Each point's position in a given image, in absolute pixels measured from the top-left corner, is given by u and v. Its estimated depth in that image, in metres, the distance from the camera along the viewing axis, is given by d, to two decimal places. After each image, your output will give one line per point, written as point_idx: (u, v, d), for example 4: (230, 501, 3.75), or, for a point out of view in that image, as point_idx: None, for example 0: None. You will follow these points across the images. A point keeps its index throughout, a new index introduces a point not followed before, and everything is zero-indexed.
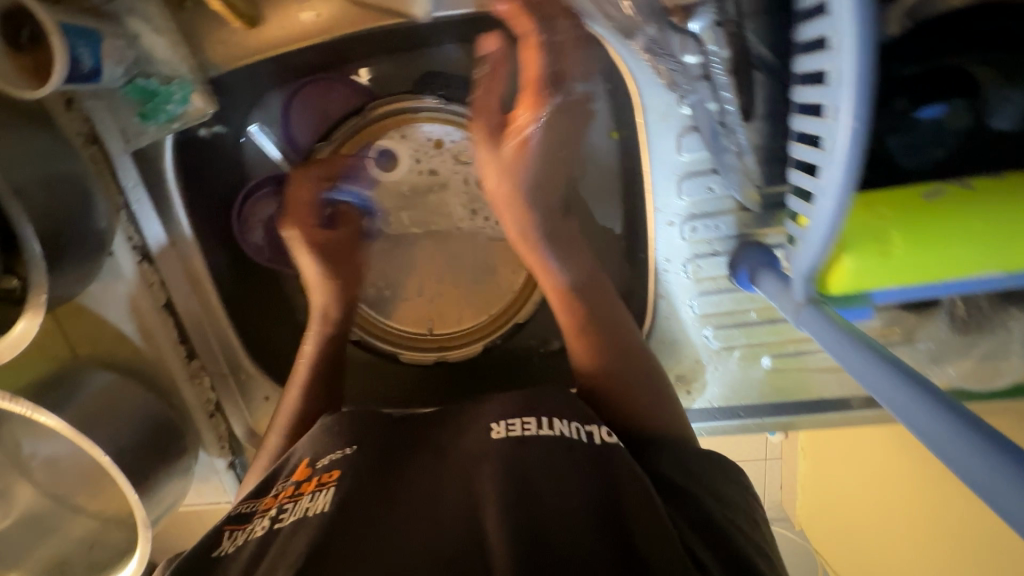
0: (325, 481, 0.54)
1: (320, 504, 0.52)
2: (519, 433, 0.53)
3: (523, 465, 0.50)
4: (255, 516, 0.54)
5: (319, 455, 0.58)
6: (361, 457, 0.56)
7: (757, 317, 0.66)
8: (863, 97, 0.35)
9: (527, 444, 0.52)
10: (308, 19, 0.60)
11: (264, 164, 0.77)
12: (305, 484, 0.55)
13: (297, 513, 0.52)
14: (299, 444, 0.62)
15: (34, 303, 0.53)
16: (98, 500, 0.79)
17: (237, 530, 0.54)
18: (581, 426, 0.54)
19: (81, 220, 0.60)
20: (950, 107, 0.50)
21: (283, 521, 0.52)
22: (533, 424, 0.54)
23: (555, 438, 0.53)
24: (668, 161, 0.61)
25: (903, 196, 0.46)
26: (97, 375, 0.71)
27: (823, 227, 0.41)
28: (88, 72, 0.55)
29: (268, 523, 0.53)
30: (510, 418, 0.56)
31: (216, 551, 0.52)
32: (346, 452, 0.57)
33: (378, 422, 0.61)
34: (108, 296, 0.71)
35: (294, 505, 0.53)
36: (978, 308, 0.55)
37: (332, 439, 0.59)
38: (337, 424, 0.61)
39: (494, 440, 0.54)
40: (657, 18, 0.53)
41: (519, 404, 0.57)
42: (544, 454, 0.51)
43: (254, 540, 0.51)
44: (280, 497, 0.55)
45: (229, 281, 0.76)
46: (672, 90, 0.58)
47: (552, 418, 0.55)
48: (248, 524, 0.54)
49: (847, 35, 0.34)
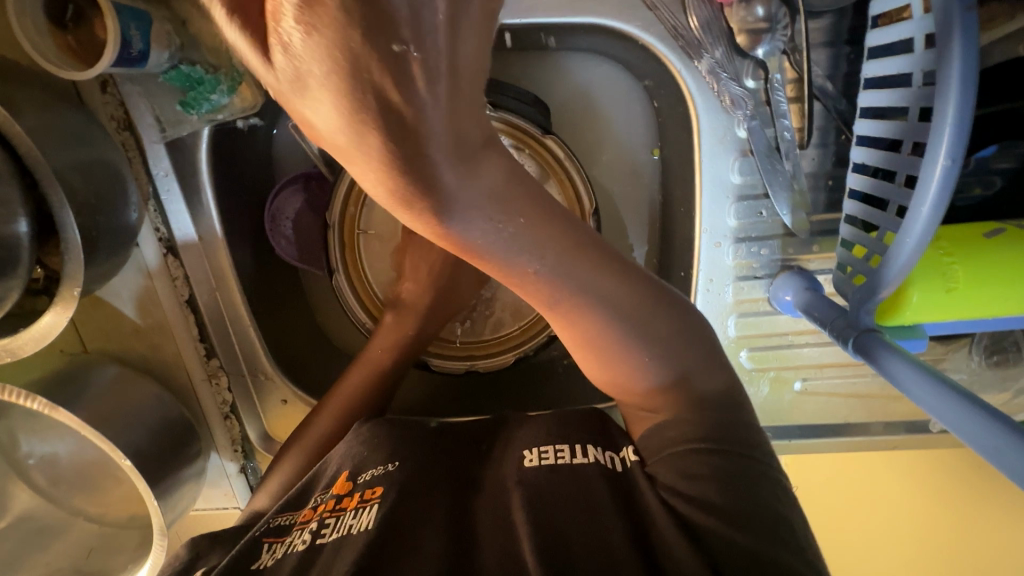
0: (367, 497, 0.52)
1: (366, 520, 0.50)
2: (552, 462, 0.52)
3: (562, 491, 0.49)
4: (294, 528, 0.52)
5: (360, 469, 0.56)
6: (404, 472, 0.54)
7: (792, 341, 0.67)
8: (963, 132, 0.37)
9: (559, 471, 0.51)
10: None
11: (296, 160, 0.76)
12: (346, 499, 0.53)
13: (341, 529, 0.50)
14: (334, 456, 0.60)
15: (66, 296, 0.51)
16: (101, 501, 0.75)
17: (275, 543, 0.51)
18: (615, 454, 0.53)
19: (113, 211, 0.56)
20: (1002, 147, 0.52)
21: (326, 536, 0.50)
22: (567, 452, 0.53)
23: (588, 465, 0.52)
24: (721, 182, 0.61)
25: (966, 235, 0.48)
26: (111, 371, 0.67)
27: (901, 254, 0.42)
28: (137, 56, 0.53)
29: (308, 537, 0.51)
30: (542, 445, 0.55)
31: (256, 564, 0.50)
32: (388, 468, 0.55)
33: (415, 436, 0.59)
34: (127, 289, 0.67)
35: (337, 520, 0.51)
36: (1013, 341, 0.57)
37: (373, 451, 0.57)
38: (376, 434, 0.59)
39: (526, 470, 0.52)
40: (724, 39, 0.55)
41: (552, 430, 0.56)
42: (581, 482, 0.50)
43: (294, 554, 0.49)
44: (319, 510, 0.53)
45: (253, 279, 0.74)
46: (732, 112, 0.58)
47: (585, 445, 0.54)
48: (286, 537, 0.52)
49: (954, 71, 0.37)
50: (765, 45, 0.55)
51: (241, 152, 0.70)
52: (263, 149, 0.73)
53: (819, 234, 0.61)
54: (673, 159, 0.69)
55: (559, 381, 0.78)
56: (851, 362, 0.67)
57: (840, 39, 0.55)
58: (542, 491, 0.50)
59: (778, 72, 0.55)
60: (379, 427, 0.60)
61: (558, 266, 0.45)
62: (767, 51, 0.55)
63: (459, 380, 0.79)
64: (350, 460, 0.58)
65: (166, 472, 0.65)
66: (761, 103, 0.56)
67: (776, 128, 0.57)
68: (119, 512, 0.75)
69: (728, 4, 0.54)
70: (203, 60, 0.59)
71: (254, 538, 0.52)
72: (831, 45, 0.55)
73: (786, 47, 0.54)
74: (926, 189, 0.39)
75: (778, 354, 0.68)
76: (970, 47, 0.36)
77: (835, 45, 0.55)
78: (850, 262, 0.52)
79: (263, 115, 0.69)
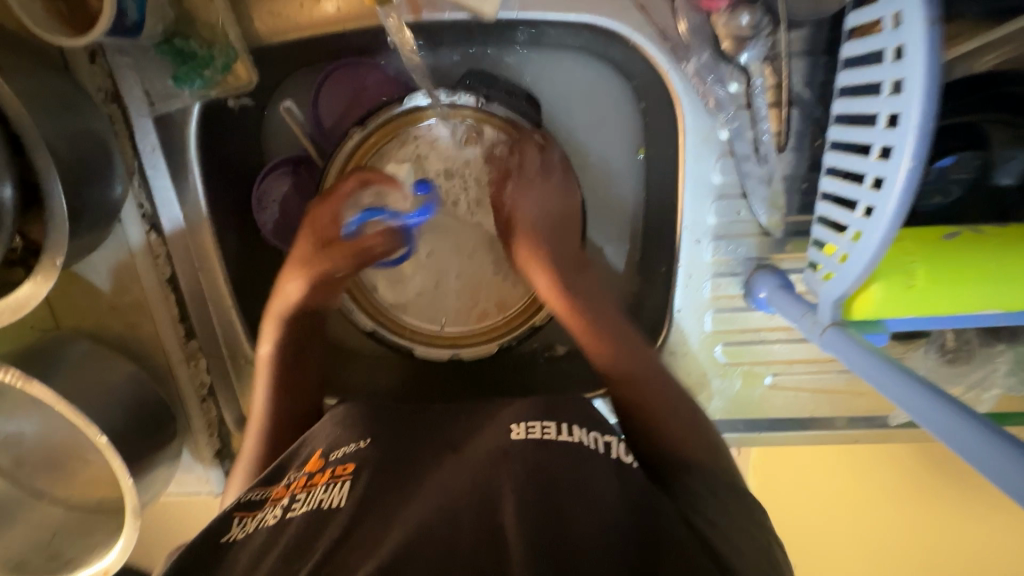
0: (338, 473, 0.54)
1: (338, 497, 0.51)
2: (538, 436, 0.52)
3: (544, 460, 0.49)
4: (265, 504, 0.53)
5: (332, 447, 0.58)
6: (375, 450, 0.56)
7: (764, 337, 0.70)
8: (924, 141, 0.40)
9: (548, 447, 0.51)
10: (329, 10, 0.61)
11: (285, 145, 0.75)
12: (317, 475, 0.55)
13: (311, 504, 0.51)
14: (313, 436, 0.62)
15: (48, 265, 0.51)
16: (68, 483, 0.73)
17: (247, 517, 0.52)
18: (600, 436, 0.54)
19: (100, 183, 0.55)
20: (959, 159, 0.55)
21: (296, 510, 0.51)
22: (553, 429, 0.53)
23: (575, 444, 0.52)
24: (703, 182, 0.63)
25: (926, 237, 0.52)
26: (84, 349, 0.66)
27: (868, 253, 0.46)
28: (130, 27, 0.53)
29: (280, 512, 0.51)
30: (530, 419, 0.54)
31: (227, 537, 0.50)
32: (359, 445, 0.57)
33: (388, 419, 0.62)
34: (106, 265, 0.66)
35: (308, 495, 0.53)
36: (967, 341, 0.61)
37: (347, 431, 0.60)
38: (351, 416, 0.61)
39: (513, 441, 0.52)
40: (710, 44, 0.59)
41: (539, 408, 0.56)
42: (561, 458, 0.50)
43: (265, 528, 0.50)
44: (291, 488, 0.55)
45: (238, 261, 0.73)
46: (715, 114, 0.61)
47: (572, 424, 0.54)
48: (258, 512, 0.53)
49: (917, 85, 0.39)
50: (748, 51, 0.58)
51: (231, 131, 0.69)
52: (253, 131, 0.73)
53: (792, 235, 0.64)
54: (659, 159, 0.71)
55: (540, 373, 0.80)
56: (817, 357, 0.71)
57: (817, 49, 0.58)
58: (526, 461, 0.49)
59: (760, 77, 0.59)
60: (350, 408, 0.63)
61: (574, 284, 0.69)
62: (750, 57, 0.59)
63: (443, 368, 0.80)
64: (325, 442, 0.60)
65: (141, 451, 0.64)
66: (741, 106, 0.60)
67: (756, 130, 0.61)
68: (86, 495, 0.73)
69: (715, 11, 0.58)
70: (198, 35, 0.59)
71: (227, 512, 0.53)
72: (809, 54, 0.58)
73: (767, 54, 0.58)
74: (893, 190, 0.42)
75: (752, 348, 0.71)
76: (932, 59, 0.39)
77: (813, 54, 0.58)
78: (822, 261, 0.55)
79: (254, 96, 0.69)
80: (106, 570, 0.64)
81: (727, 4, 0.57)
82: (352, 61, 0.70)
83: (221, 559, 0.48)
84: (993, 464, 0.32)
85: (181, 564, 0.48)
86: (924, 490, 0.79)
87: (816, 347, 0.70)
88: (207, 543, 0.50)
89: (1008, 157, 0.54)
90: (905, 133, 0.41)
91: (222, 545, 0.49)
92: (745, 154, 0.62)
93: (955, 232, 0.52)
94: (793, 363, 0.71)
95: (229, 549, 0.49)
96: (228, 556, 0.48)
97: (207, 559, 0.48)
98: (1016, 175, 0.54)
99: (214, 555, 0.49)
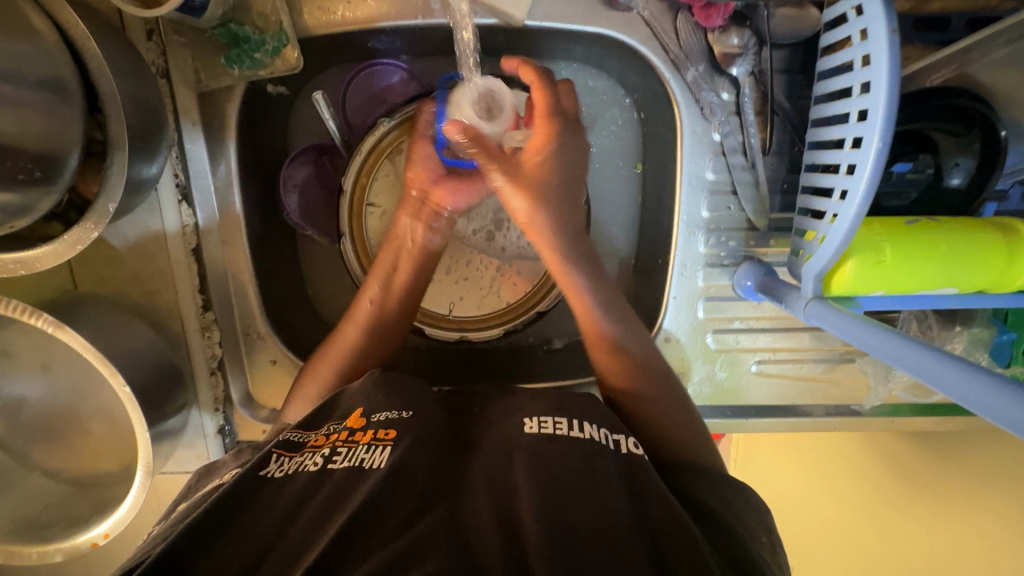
0: (381, 436, 0.53)
1: (378, 459, 0.51)
2: (550, 431, 0.54)
3: (562, 460, 0.51)
4: (305, 449, 0.53)
5: (376, 408, 0.57)
6: (419, 424, 0.54)
7: (747, 325, 0.76)
8: (890, 131, 0.48)
9: (557, 442, 0.53)
10: (342, 15, 0.66)
11: (311, 135, 0.81)
12: (360, 433, 0.54)
13: (352, 460, 0.51)
14: (350, 392, 0.61)
15: (100, 211, 0.54)
16: (65, 454, 0.72)
17: (285, 456, 0.53)
18: (609, 434, 0.55)
19: (154, 144, 0.60)
20: (915, 164, 0.65)
21: (337, 463, 0.51)
22: (564, 425, 0.55)
23: (585, 441, 0.53)
24: (699, 179, 0.71)
25: (892, 221, 0.59)
26: (105, 309, 0.67)
27: (844, 229, 0.53)
28: (197, 6, 0.59)
29: (320, 460, 0.51)
30: (542, 415, 0.57)
31: (265, 471, 0.51)
32: (404, 415, 0.55)
33: (420, 391, 0.60)
34: (132, 231, 0.68)
35: (349, 450, 0.52)
36: (928, 326, 0.69)
37: (387, 398, 0.58)
38: (390, 385, 0.60)
39: (526, 434, 0.55)
40: (705, 57, 0.68)
41: (552, 404, 0.58)
42: (575, 453, 0.52)
43: (299, 478, 0.50)
44: (331, 438, 0.54)
45: (260, 240, 0.77)
46: (710, 119, 0.69)
47: (583, 421, 0.56)
48: (296, 454, 0.53)
49: (882, 83, 0.48)
50: (738, 66, 0.67)
51: (265, 116, 0.75)
52: (283, 119, 0.78)
53: (775, 231, 0.72)
54: (655, 161, 0.79)
55: (541, 362, 0.84)
56: (798, 347, 0.77)
57: (794, 68, 0.69)
58: (540, 458, 0.52)
59: (747, 88, 0.68)
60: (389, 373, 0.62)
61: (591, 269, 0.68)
62: (740, 71, 0.68)
63: (450, 349, 0.84)
64: (367, 400, 0.59)
65: (155, 412, 0.65)
66: (732, 113, 0.69)
67: (745, 134, 0.69)
68: (82, 468, 0.72)
69: (709, 30, 0.67)
70: (252, 22, 0.65)
71: (267, 449, 0.53)
72: (787, 71, 0.69)
73: (754, 69, 0.67)
74: (865, 172, 0.49)
75: (740, 336, 0.77)
76: (894, 63, 0.47)
77: (789, 72, 0.69)
78: (804, 246, 0.61)
79: (290, 85, 0.75)
80: (108, 533, 0.64)
81: (721, 24, 0.66)
82: (379, 62, 0.76)
83: (256, 493, 0.49)
84: (1000, 406, 0.37)
85: (223, 496, 0.48)
86: (896, 485, 0.87)
87: (795, 337, 0.77)
88: (248, 475, 0.50)
89: (955, 163, 0.63)
90: (874, 124, 0.49)
91: (261, 478, 0.50)
92: (736, 155, 0.70)
93: (915, 219, 0.60)
94: (777, 352, 0.77)
95: (266, 485, 0.50)
96: (266, 495, 0.49)
97: (243, 493, 0.49)
98: (963, 177, 0.63)
99: (251, 486, 0.50)
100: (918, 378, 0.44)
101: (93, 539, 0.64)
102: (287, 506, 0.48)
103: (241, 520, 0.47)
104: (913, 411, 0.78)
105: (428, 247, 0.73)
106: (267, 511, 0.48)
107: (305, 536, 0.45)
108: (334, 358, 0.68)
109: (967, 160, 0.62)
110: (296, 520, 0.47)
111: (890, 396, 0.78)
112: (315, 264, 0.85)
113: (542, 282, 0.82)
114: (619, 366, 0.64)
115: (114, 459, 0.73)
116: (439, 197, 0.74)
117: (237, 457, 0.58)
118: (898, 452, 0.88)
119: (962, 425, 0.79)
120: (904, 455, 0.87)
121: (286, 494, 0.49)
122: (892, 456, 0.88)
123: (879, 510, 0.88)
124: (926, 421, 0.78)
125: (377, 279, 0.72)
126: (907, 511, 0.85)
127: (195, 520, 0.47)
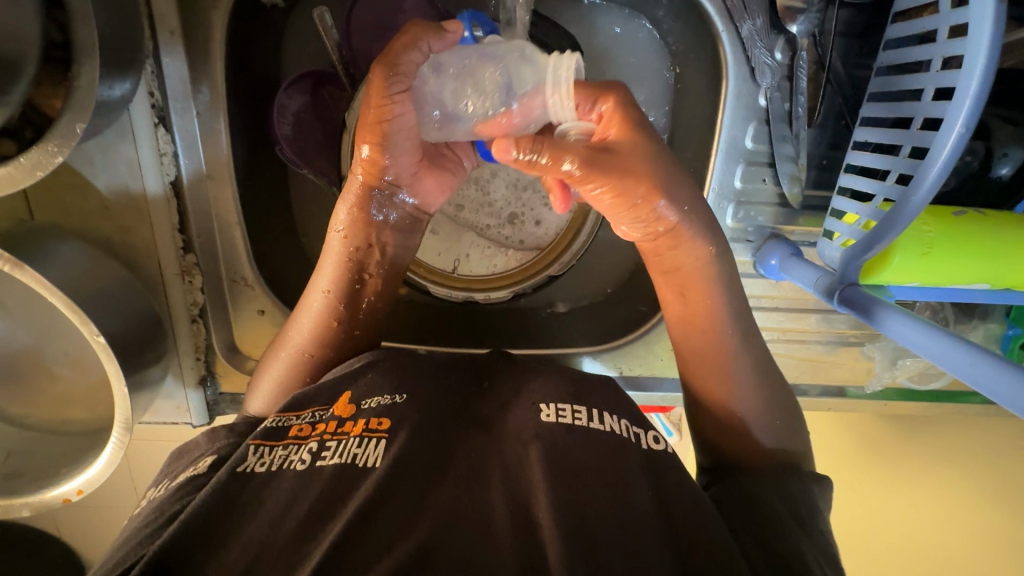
0: (373, 427, 0.49)
1: (373, 456, 0.47)
2: (569, 420, 0.49)
3: (583, 455, 0.47)
4: (291, 441, 0.50)
5: (365, 394, 0.53)
6: (413, 408, 0.51)
7: (765, 303, 0.74)
8: (975, 115, 0.44)
9: (576, 433, 0.48)
10: None
11: (306, 59, 0.71)
12: (349, 424, 0.50)
13: (343, 455, 0.47)
14: (338, 379, 0.56)
15: (64, 134, 0.46)
16: (27, 399, 0.66)
17: (265, 447, 0.49)
18: (629, 426, 0.51)
19: (129, 59, 0.50)
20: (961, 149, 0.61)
21: (326, 459, 0.47)
22: (584, 415, 0.50)
23: (606, 434, 0.49)
24: (736, 147, 0.66)
25: (938, 211, 0.57)
26: (69, 243, 0.59)
27: (898, 221, 0.49)
28: None
29: (308, 458, 0.47)
30: (559, 402, 0.52)
31: (243, 468, 0.47)
32: (396, 399, 0.52)
33: (421, 370, 0.57)
34: (99, 157, 0.59)
35: (340, 444, 0.48)
36: (943, 316, 0.69)
37: (382, 379, 0.55)
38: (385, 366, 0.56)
39: (543, 422, 0.49)
40: (766, 10, 0.61)
41: (568, 389, 0.53)
42: (596, 446, 0.48)
43: (290, 472, 0.46)
44: (318, 429, 0.50)
45: (247, 177, 0.68)
46: (757, 81, 0.64)
47: (602, 411, 0.51)
48: (279, 446, 0.49)
49: (976, 57, 0.43)
50: (799, 23, 0.61)
51: (254, 32, 0.65)
52: (275, 36, 0.68)
53: (806, 210, 0.68)
54: (686, 121, 0.73)
55: (543, 327, 0.81)
56: (808, 327, 0.75)
57: (853, 32, 0.63)
58: (556, 448, 0.47)
59: (805, 51, 0.62)
60: (381, 356, 0.58)
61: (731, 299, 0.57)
62: (800, 30, 0.61)
63: (452, 308, 0.80)
64: (357, 383, 0.55)
65: (133, 364, 0.58)
66: (784, 76, 0.63)
67: (793, 102, 0.63)
68: (47, 414, 0.66)
69: None
70: None
71: (245, 443, 0.50)
72: (846, 36, 0.63)
73: (815, 29, 0.61)
74: (939, 158, 0.45)
75: (751, 314, 0.74)
76: (996, 36, 0.42)
77: (849, 37, 0.63)
78: (840, 229, 0.59)
79: None
80: (82, 490, 0.59)
81: None
82: None
83: (242, 490, 0.46)
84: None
85: (202, 504, 0.44)
86: (881, 457, 0.88)
87: (802, 318, 0.75)
88: (225, 476, 0.46)
89: (1005, 154, 0.60)
90: (959, 105, 0.44)
91: (240, 475, 0.46)
92: (780, 125, 0.65)
93: (963, 210, 0.57)
94: (790, 331, 0.75)
95: (250, 482, 0.46)
96: (251, 491, 0.46)
97: (227, 490, 0.45)
98: (1011, 168, 0.61)
99: (232, 485, 0.46)
100: (944, 369, 0.40)
101: (65, 495, 0.59)
102: (290, 493, 0.45)
103: (230, 515, 0.44)
104: (904, 398, 0.79)
105: (397, 257, 0.67)
106: (256, 507, 0.44)
107: (305, 527, 0.43)
108: (293, 367, 0.62)
109: (1017, 152, 0.60)
110: (291, 509, 0.44)
111: (892, 382, 0.78)
112: (304, 207, 0.76)
113: (553, 245, 0.78)
114: (717, 384, 0.57)
115: (85, 407, 0.66)
116: (414, 191, 0.66)
117: (212, 437, 0.54)
118: (875, 432, 0.88)
119: (946, 412, 0.80)
120: (875, 430, 0.88)
121: (272, 491, 0.45)
122: (876, 433, 0.88)
123: (884, 490, 0.87)
124: (913, 406, 0.80)
125: (335, 291, 0.63)
126: (934, 503, 0.84)
127: (180, 524, 0.43)
